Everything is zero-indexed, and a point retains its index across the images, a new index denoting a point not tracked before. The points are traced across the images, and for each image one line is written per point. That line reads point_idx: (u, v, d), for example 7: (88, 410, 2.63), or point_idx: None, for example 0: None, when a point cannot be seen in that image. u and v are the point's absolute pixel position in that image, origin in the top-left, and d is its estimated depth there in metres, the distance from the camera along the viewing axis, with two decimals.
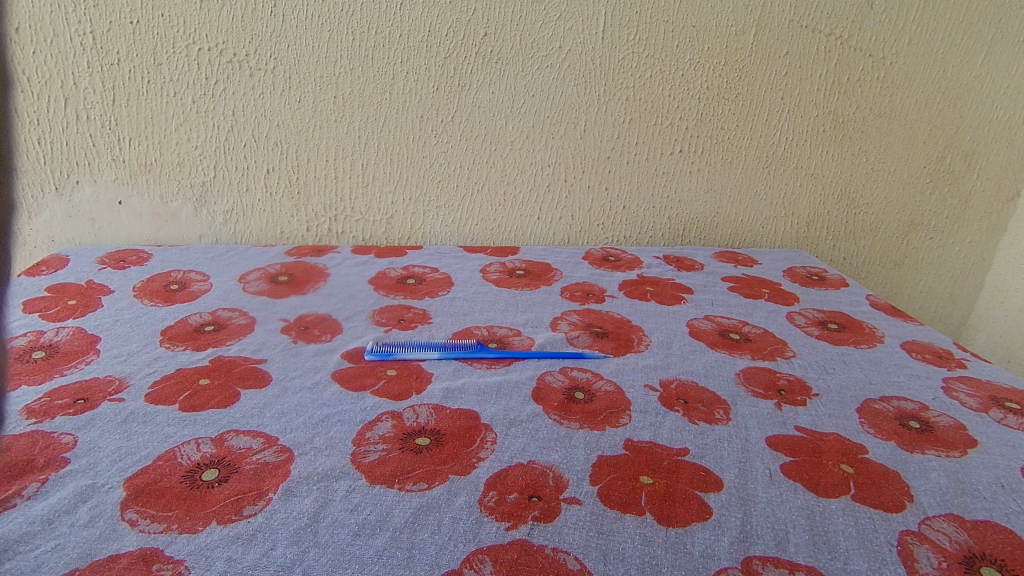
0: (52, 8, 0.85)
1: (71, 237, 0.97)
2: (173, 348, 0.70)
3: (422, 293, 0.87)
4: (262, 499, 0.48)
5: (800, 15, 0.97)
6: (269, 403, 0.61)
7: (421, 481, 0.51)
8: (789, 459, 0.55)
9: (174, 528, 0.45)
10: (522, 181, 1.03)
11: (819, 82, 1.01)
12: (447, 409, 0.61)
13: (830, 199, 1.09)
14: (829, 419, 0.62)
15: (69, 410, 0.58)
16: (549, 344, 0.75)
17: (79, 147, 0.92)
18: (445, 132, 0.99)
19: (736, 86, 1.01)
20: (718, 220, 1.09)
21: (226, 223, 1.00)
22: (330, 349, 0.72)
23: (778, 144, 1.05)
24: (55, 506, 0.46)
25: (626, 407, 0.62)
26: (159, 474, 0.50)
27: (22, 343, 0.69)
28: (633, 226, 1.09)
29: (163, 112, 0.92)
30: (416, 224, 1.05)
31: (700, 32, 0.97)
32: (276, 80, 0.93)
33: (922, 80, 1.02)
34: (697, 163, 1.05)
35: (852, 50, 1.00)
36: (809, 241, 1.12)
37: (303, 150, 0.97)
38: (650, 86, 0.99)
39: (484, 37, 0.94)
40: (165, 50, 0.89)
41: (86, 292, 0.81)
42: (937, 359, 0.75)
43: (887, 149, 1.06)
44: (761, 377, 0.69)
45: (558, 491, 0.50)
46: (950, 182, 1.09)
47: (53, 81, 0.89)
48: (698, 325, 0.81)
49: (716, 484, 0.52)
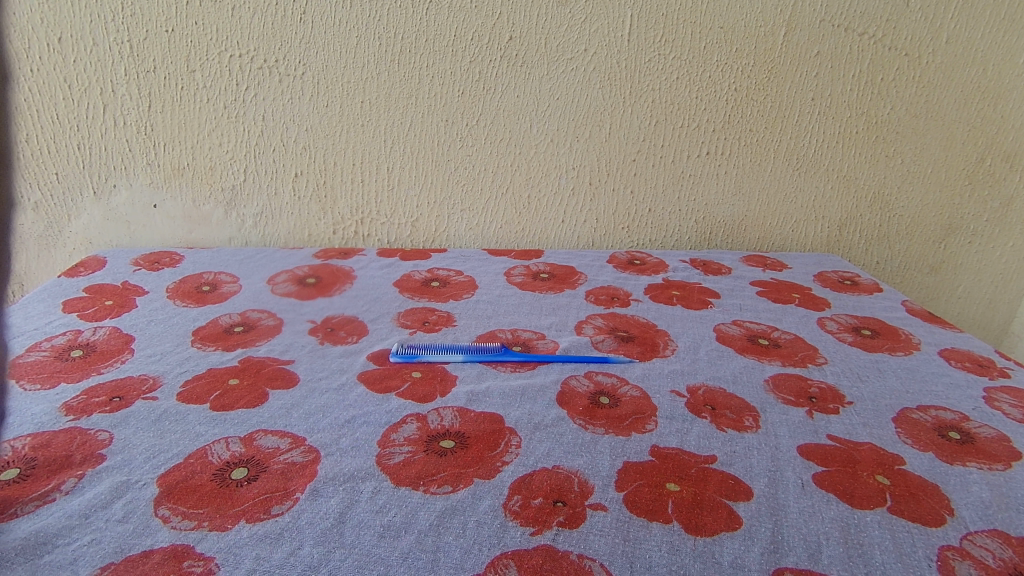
0: (92, 18, 0.88)
1: (108, 239, 1.00)
2: (203, 348, 0.71)
3: (446, 295, 0.88)
4: (289, 498, 0.49)
5: (832, 14, 0.95)
6: (296, 403, 0.62)
7: (446, 484, 0.51)
8: (821, 469, 0.54)
9: (205, 525, 0.46)
10: (547, 184, 1.03)
11: (852, 82, 0.99)
12: (471, 412, 0.61)
13: (863, 202, 1.06)
14: (864, 428, 0.60)
15: (105, 408, 0.59)
16: (573, 347, 0.74)
17: (115, 151, 0.95)
18: (470, 136, 0.99)
19: (765, 87, 0.99)
20: (747, 223, 1.07)
21: (256, 226, 1.01)
22: (356, 350, 0.72)
23: (808, 145, 1.02)
24: (91, 501, 0.48)
25: (652, 413, 0.62)
26: (191, 472, 0.51)
27: (61, 342, 0.71)
28: (658, 230, 1.07)
29: (196, 118, 0.94)
30: (440, 228, 1.05)
31: (728, 32, 0.95)
32: (306, 86, 0.94)
33: (961, 80, 0.99)
34: (724, 166, 1.03)
35: (887, 49, 0.97)
36: (841, 245, 1.09)
37: (331, 154, 0.98)
38: (677, 88, 0.98)
39: (510, 40, 0.94)
40: (199, 57, 0.91)
41: (122, 293, 0.84)
42: (978, 368, 0.72)
43: (923, 151, 1.03)
44: (791, 384, 0.68)
45: (583, 497, 0.50)
46: (990, 185, 1.05)
47: (92, 89, 0.92)
48: (726, 330, 0.80)
49: (746, 493, 0.51)
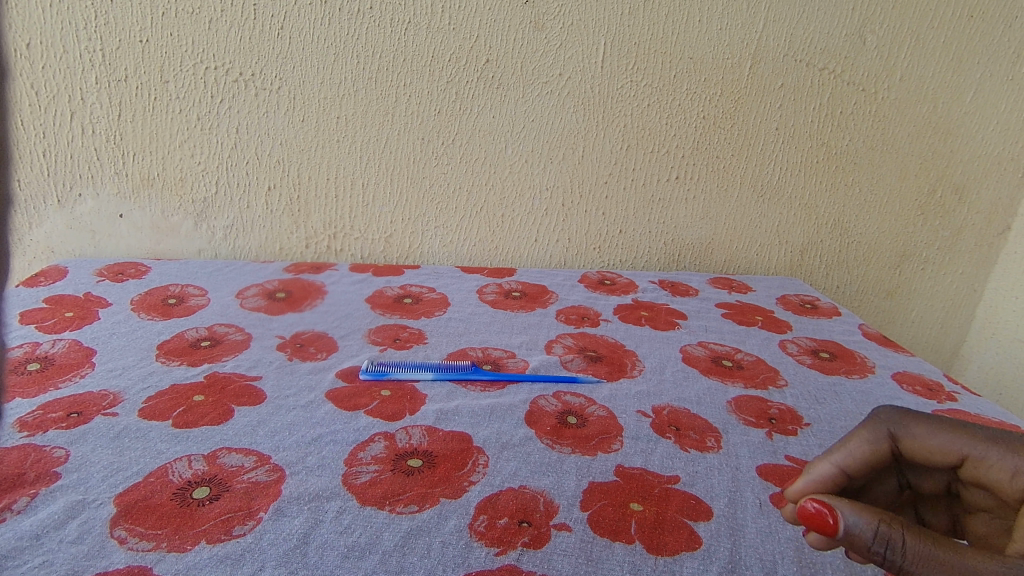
0: (63, 25, 0.87)
1: (71, 249, 0.97)
2: (168, 363, 0.70)
3: (418, 312, 0.88)
4: (252, 518, 0.48)
5: (794, 50, 1.00)
6: (263, 420, 0.61)
7: (412, 504, 0.51)
8: (779, 489, 0.56)
9: (163, 546, 0.45)
10: (521, 204, 1.05)
11: (812, 115, 1.04)
12: (440, 431, 0.61)
13: (823, 229, 1.11)
14: (820, 449, 0.62)
15: (62, 424, 0.58)
16: (543, 366, 0.75)
17: (82, 160, 0.94)
18: (446, 155, 1.01)
19: (732, 116, 1.03)
20: (714, 246, 1.11)
21: (226, 239, 1.00)
22: (325, 367, 0.72)
23: (772, 173, 1.07)
24: (45, 522, 0.46)
25: (618, 433, 0.63)
26: (150, 491, 0.50)
27: (17, 355, 0.69)
28: (629, 251, 1.10)
29: (168, 128, 0.94)
30: (414, 244, 1.06)
31: (697, 64, 0.99)
32: (282, 100, 0.94)
33: (914, 115, 1.05)
34: (693, 191, 1.06)
35: (845, 84, 1.02)
36: (803, 269, 1.14)
37: (305, 168, 0.98)
38: (648, 115, 1.02)
39: (487, 63, 0.96)
40: (173, 68, 0.91)
41: (84, 304, 0.82)
42: (927, 392, 0.75)
43: (879, 181, 1.08)
44: (753, 405, 0.70)
45: (548, 517, 0.50)
46: (941, 216, 1.11)
47: (60, 96, 0.90)
48: (691, 352, 0.82)
49: (706, 513, 0.52)
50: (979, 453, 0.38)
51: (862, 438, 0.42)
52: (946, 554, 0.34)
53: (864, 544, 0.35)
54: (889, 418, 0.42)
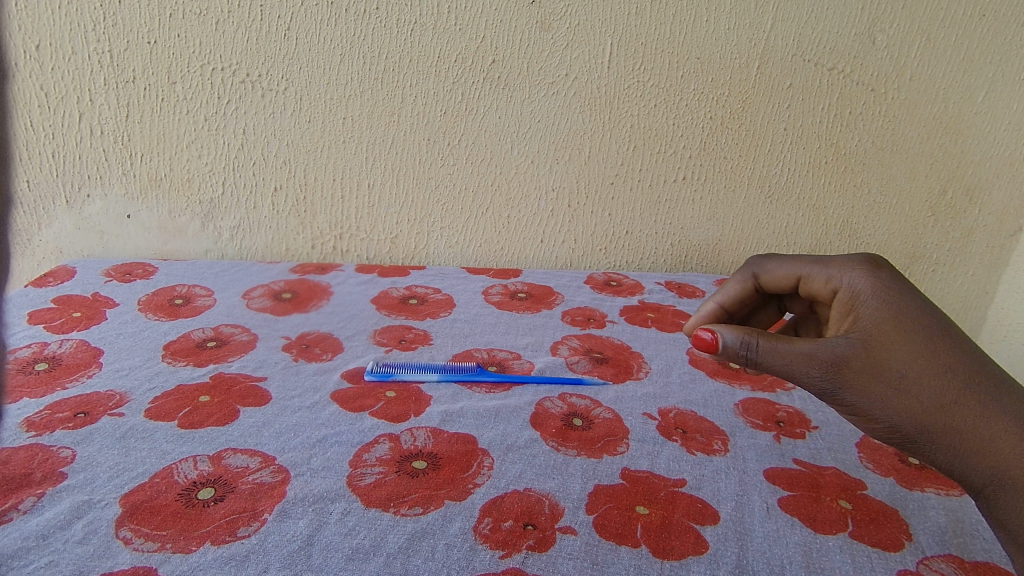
0: (72, 27, 0.88)
1: (79, 249, 0.98)
2: (174, 363, 0.70)
3: (423, 313, 0.88)
4: (257, 519, 0.48)
5: (803, 49, 0.99)
6: (268, 421, 0.61)
7: (417, 505, 0.51)
8: (787, 493, 0.55)
9: (168, 547, 0.45)
10: (527, 204, 1.05)
11: (821, 114, 1.03)
12: (445, 433, 0.61)
13: (831, 230, 1.10)
14: (828, 453, 0.62)
15: (69, 424, 0.58)
16: (548, 368, 0.75)
17: (90, 161, 0.94)
18: (451, 156, 1.01)
19: (739, 116, 1.02)
20: (721, 247, 1.10)
21: (232, 239, 1.01)
22: (331, 368, 0.72)
23: (780, 174, 1.06)
24: (51, 522, 0.47)
25: (624, 436, 0.62)
26: (156, 491, 0.50)
27: (26, 355, 0.69)
28: (635, 252, 1.09)
29: (175, 129, 0.94)
30: (420, 245, 1.06)
31: (704, 64, 0.99)
32: (288, 101, 0.95)
33: (925, 115, 1.04)
34: (700, 192, 1.06)
35: (854, 84, 1.01)
36: None
37: (311, 169, 0.99)
38: (655, 115, 1.01)
39: (492, 63, 0.96)
40: (180, 69, 0.91)
41: (92, 304, 0.82)
42: None
43: (888, 181, 1.07)
44: (760, 408, 0.69)
45: (553, 520, 0.50)
46: (952, 217, 1.10)
47: (69, 97, 0.91)
48: (698, 353, 0.81)
49: (713, 517, 0.52)
50: (810, 274, 0.57)
51: (735, 283, 0.65)
52: (781, 343, 0.51)
53: (735, 352, 0.52)
54: (755, 267, 0.65)
